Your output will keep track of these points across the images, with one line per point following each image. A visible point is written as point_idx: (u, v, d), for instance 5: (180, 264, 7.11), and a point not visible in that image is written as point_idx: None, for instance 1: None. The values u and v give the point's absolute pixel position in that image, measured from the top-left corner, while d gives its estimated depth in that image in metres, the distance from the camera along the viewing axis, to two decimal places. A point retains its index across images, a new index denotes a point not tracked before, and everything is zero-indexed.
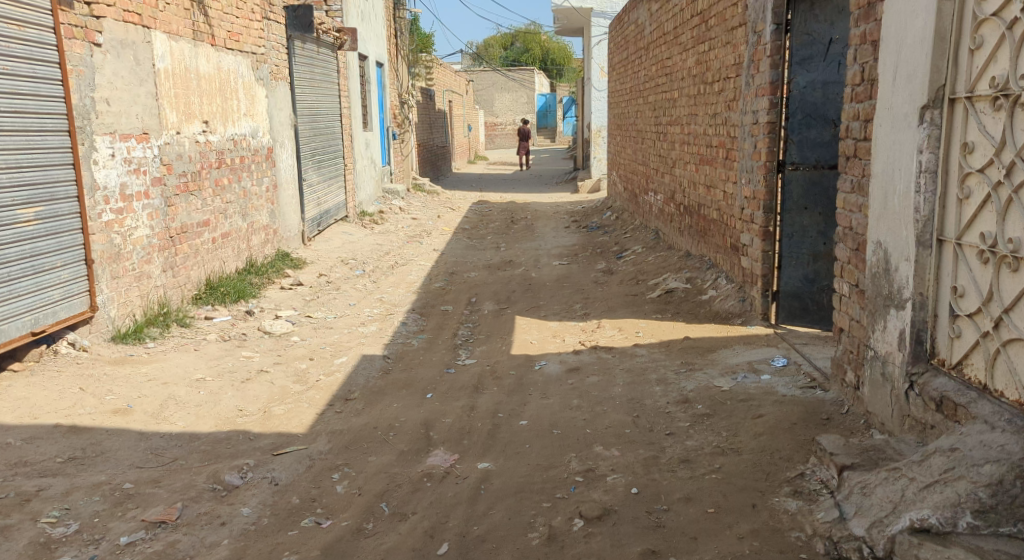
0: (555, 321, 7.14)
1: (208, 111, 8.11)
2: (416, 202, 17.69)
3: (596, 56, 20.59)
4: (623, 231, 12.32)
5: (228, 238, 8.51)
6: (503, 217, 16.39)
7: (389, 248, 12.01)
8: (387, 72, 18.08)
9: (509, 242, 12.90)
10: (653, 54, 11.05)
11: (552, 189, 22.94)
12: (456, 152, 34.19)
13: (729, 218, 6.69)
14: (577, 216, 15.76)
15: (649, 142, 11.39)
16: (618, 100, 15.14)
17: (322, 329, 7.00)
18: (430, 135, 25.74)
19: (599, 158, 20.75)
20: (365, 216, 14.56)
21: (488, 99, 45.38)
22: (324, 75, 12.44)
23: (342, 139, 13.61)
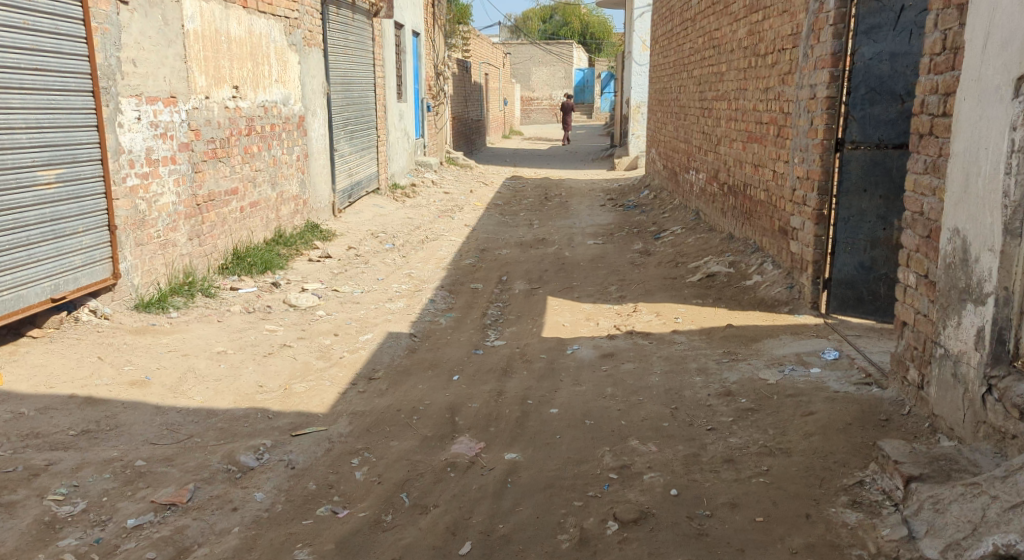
0: (589, 303, 6.87)
1: (237, 75, 7.89)
2: (449, 176, 17.45)
3: (637, 31, 20.13)
4: (660, 211, 12.01)
5: (257, 208, 8.33)
6: (536, 194, 16.09)
7: (420, 222, 11.78)
8: (423, 43, 17.79)
9: (542, 219, 12.62)
10: (701, 28, 10.75)
11: (587, 166, 22.57)
12: (491, 127, 33.83)
13: (779, 199, 6.48)
14: (613, 194, 15.43)
15: (692, 119, 11.11)
16: (660, 75, 14.77)
17: (349, 304, 6.78)
18: (465, 108, 25.44)
19: (638, 135, 20.35)
20: (396, 188, 14.35)
21: (524, 74, 44.88)
22: (359, 44, 12.20)
23: (376, 109, 13.38)
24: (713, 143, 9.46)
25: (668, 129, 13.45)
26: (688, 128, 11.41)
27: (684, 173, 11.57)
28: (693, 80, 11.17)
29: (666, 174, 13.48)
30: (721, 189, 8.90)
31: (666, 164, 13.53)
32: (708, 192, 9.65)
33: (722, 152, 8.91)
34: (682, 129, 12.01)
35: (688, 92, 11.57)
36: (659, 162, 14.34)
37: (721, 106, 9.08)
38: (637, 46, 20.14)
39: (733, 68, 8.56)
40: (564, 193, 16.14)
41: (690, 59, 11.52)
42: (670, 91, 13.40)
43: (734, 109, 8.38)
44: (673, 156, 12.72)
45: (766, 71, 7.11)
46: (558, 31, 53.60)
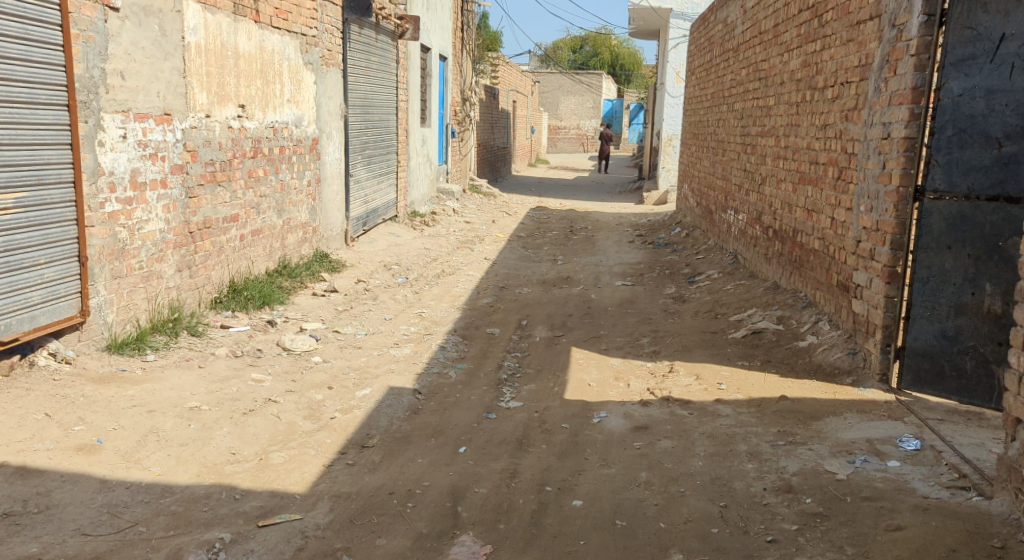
0: (618, 359, 6.08)
1: (243, 94, 6.96)
2: (471, 205, 16.78)
3: (672, 62, 19.49)
4: (694, 252, 11.24)
5: (259, 235, 7.43)
6: (562, 226, 15.36)
7: (438, 253, 11.06)
8: (450, 67, 17.17)
9: (567, 254, 11.86)
10: (744, 59, 10.10)
11: (614, 198, 21.85)
12: (516, 154, 33.19)
13: (839, 251, 5.81)
14: (642, 229, 14.69)
15: (731, 155, 10.43)
16: (696, 106, 14.12)
17: (352, 349, 5.96)
18: (491, 135, 24.84)
19: (668, 168, 19.64)
20: (415, 217, 13.68)
21: (552, 102, 44.34)
22: (382, 66, 11.49)
23: (398, 134, 12.74)
24: (756, 183, 8.78)
25: (703, 164, 12.81)
26: (726, 165, 10.76)
27: (721, 212, 10.89)
28: (734, 114, 10.52)
29: (699, 212, 12.79)
30: (765, 233, 8.20)
31: (699, 201, 12.85)
32: (749, 235, 8.98)
33: (767, 193, 8.25)
34: (718, 165, 11.35)
35: (727, 127, 10.90)
36: (692, 199, 13.63)
37: (767, 142, 8.41)
38: (671, 77, 19.49)
39: (783, 103, 7.92)
40: (591, 226, 15.41)
41: (730, 91, 10.88)
42: (706, 125, 12.77)
43: (784, 147, 7.71)
44: (708, 193, 12.01)
45: (825, 107, 6.46)
46: (587, 61, 53.13)
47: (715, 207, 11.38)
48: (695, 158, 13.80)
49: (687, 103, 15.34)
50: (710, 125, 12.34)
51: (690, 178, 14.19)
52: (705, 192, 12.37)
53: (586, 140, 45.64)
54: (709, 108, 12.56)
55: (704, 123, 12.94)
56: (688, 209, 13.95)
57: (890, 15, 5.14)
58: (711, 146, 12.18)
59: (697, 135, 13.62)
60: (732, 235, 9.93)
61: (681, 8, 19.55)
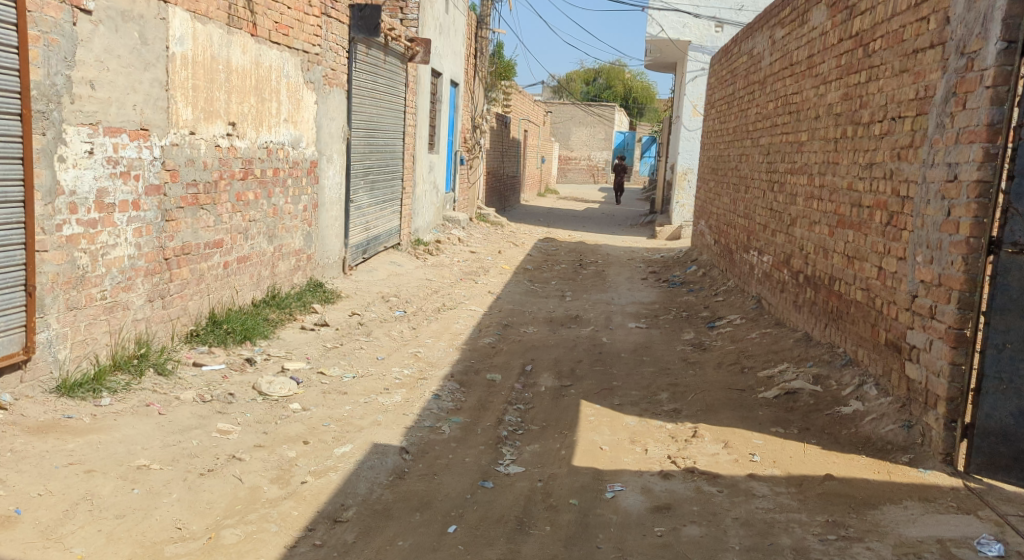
0: (634, 417, 5.40)
1: (235, 110, 6.22)
2: (478, 234, 16.15)
3: (689, 95, 18.92)
4: (712, 293, 10.58)
5: (246, 263, 6.63)
6: (571, 260, 14.71)
7: (441, 286, 10.40)
8: (461, 93, 16.61)
9: (577, 291, 11.19)
10: (772, 92, 9.52)
11: (624, 232, 21.20)
12: (526, 184, 32.62)
13: (889, 305, 5.19)
14: (655, 266, 14.02)
15: (755, 193, 9.82)
16: (715, 140, 13.53)
17: (337, 396, 5.23)
18: (501, 163, 24.26)
19: (682, 203, 18.99)
20: (418, 245, 13.07)
21: (564, 133, 43.88)
22: (389, 87, 10.84)
23: (404, 159, 12.15)
24: (784, 224, 8.16)
25: (721, 200, 12.19)
26: (749, 203, 10.15)
27: (742, 252, 10.26)
28: (759, 150, 9.92)
29: (716, 251, 12.15)
30: (795, 278, 7.56)
31: (717, 239, 12.23)
32: (775, 278, 8.35)
33: (797, 235, 7.62)
34: (740, 202, 10.74)
35: (751, 163, 10.28)
36: (709, 236, 12.99)
37: (799, 180, 7.80)
38: (688, 111, 18.92)
39: (817, 139, 7.31)
40: (602, 260, 14.74)
41: (755, 125, 10.29)
42: (726, 159, 12.18)
43: (818, 187, 7.09)
44: (728, 232, 11.37)
45: (870, 144, 5.86)
46: (601, 92, 52.75)
47: (735, 246, 10.76)
48: (713, 193, 13.18)
49: (705, 137, 14.76)
50: (732, 160, 11.73)
51: (707, 214, 13.56)
52: (724, 230, 11.74)
53: (597, 172, 45.12)
54: (730, 142, 11.97)
55: (724, 157, 12.35)
56: (704, 248, 13.29)
57: (957, 42, 4.58)
58: (731, 182, 11.59)
59: (716, 170, 13.02)
60: (755, 278, 9.30)
61: (701, 41, 18.96)
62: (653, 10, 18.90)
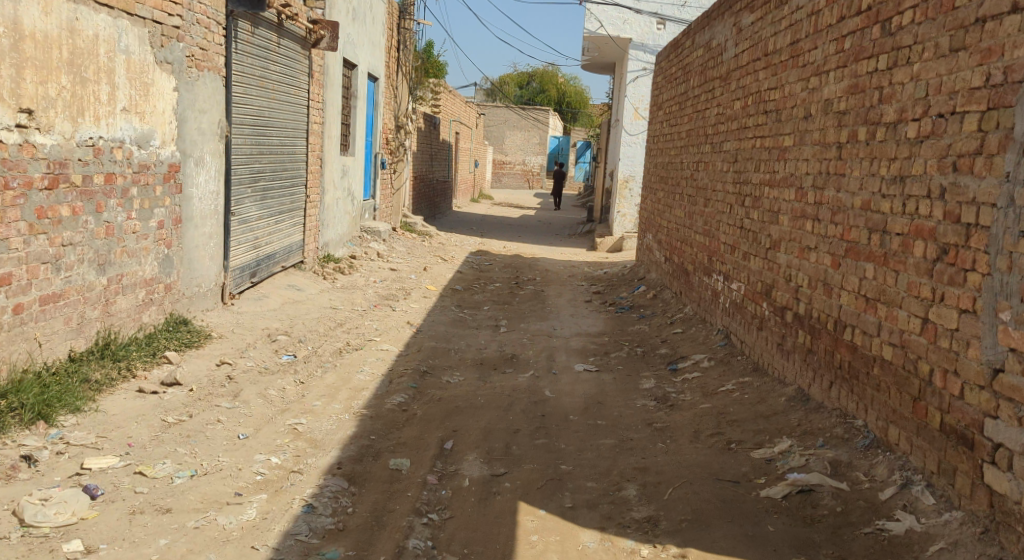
0: (593, 533, 3.91)
1: (32, 94, 4.51)
2: (401, 246, 14.53)
3: (630, 96, 17.49)
4: (666, 322, 9.12)
5: (58, 302, 4.86)
6: (505, 277, 13.17)
7: (350, 315, 8.75)
8: (382, 89, 15.08)
9: (512, 317, 9.65)
10: (735, 87, 8.06)
11: (562, 243, 19.74)
12: (458, 189, 31.04)
13: (946, 374, 3.71)
14: (598, 285, 12.54)
15: (718, 206, 8.35)
16: (664, 146, 12.07)
17: (151, 517, 3.62)
18: (429, 167, 22.67)
19: (624, 213, 17.60)
20: (329, 262, 11.46)
21: (498, 136, 42.41)
22: (284, 77, 9.09)
23: (308, 163, 10.49)
24: (761, 246, 6.70)
25: (674, 211, 10.72)
26: (709, 216, 8.68)
27: (701, 275, 8.78)
28: (720, 156, 8.44)
29: (668, 269, 10.68)
30: (780, 315, 6.07)
31: (669, 256, 10.75)
32: (748, 311, 6.88)
33: (781, 260, 6.14)
34: (697, 217, 9.29)
35: (711, 171, 8.80)
36: (659, 251, 11.54)
37: (781, 193, 6.32)
38: (629, 113, 17.47)
39: (806, 141, 5.84)
40: (539, 278, 13.25)
41: (714, 128, 8.85)
42: (679, 166, 10.71)
43: (811, 202, 5.61)
44: (683, 249, 9.89)
45: (895, 146, 4.38)
46: (535, 96, 51.44)
47: (692, 266, 9.30)
48: (663, 203, 11.71)
49: (652, 141, 13.30)
50: (686, 166, 10.26)
51: (656, 227, 12.10)
52: (677, 246, 10.27)
53: (532, 176, 43.76)
54: (683, 146, 10.50)
55: (676, 163, 10.87)
56: (654, 265, 11.81)
57: None
58: (685, 192, 10.12)
59: (666, 179, 11.57)
60: (720, 308, 7.83)
61: (643, 39, 17.54)
62: (591, 4, 17.41)
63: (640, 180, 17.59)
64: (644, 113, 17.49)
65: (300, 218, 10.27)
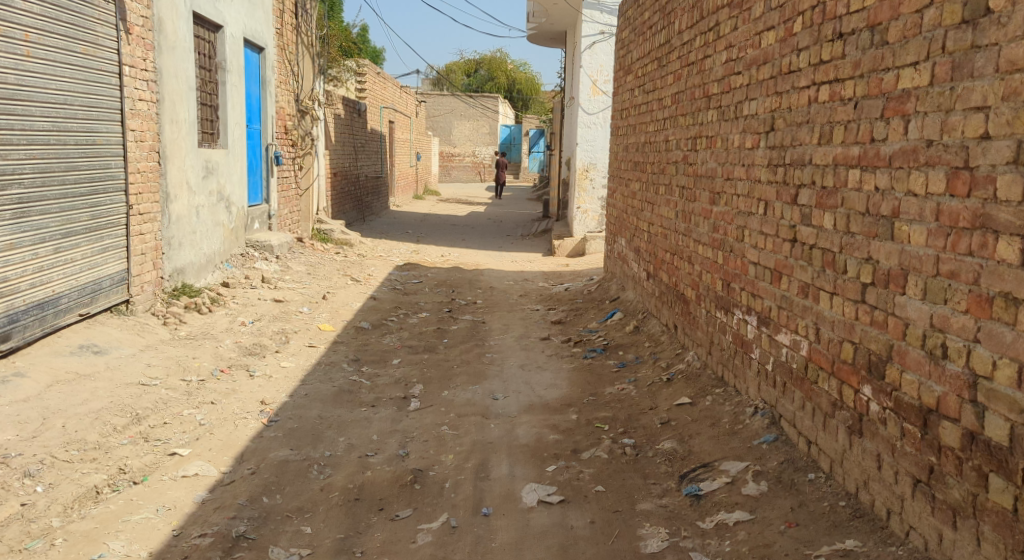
0: None
1: None
2: (302, 263, 11.35)
3: (585, 67, 14.41)
4: (659, 379, 6.05)
5: None
6: (435, 302, 10.05)
7: (169, 399, 5.64)
8: (271, 63, 12.04)
9: (432, 376, 6.56)
10: (763, 11, 5.02)
11: (513, 246, 16.63)
12: (398, 185, 27.87)
13: None
14: (557, 308, 9.48)
15: (739, 204, 5.27)
16: (638, 119, 9.00)
17: None
18: (356, 163, 19.46)
19: (585, 208, 14.58)
20: (180, 296, 8.23)
21: (443, 127, 39.24)
22: (46, 25, 6.28)
23: (124, 158, 7.40)
24: (847, 278, 3.63)
25: (659, 205, 7.62)
26: (723, 219, 5.61)
27: (715, 309, 5.70)
28: (739, 124, 5.37)
29: (655, 293, 7.61)
30: (925, 426, 3.07)
31: (655, 274, 7.68)
32: (825, 395, 3.78)
33: (912, 313, 3.13)
34: (699, 220, 6.23)
35: (721, 151, 5.73)
36: (638, 263, 8.48)
37: (894, 178, 3.29)
38: (586, 88, 14.42)
39: (967, 69, 2.92)
40: (480, 300, 10.14)
41: (722, 85, 5.78)
42: (662, 145, 7.64)
43: (1007, 196, 2.75)
44: (680, 264, 6.77)
45: None
46: (482, 83, 48.29)
47: (697, 292, 6.23)
48: (640, 198, 8.62)
49: (619, 119, 10.23)
50: (674, 144, 7.17)
51: (631, 229, 9.02)
52: (668, 259, 7.20)
53: (483, 169, 40.65)
54: (668, 119, 7.44)
55: (659, 144, 7.80)
56: (632, 282, 8.73)
57: None
58: (676, 180, 7.04)
59: (643, 168, 8.52)
60: (757, 373, 4.77)
61: None
62: None
63: (603, 168, 14.54)
64: (604, 88, 14.44)
65: (97, 239, 6.97)
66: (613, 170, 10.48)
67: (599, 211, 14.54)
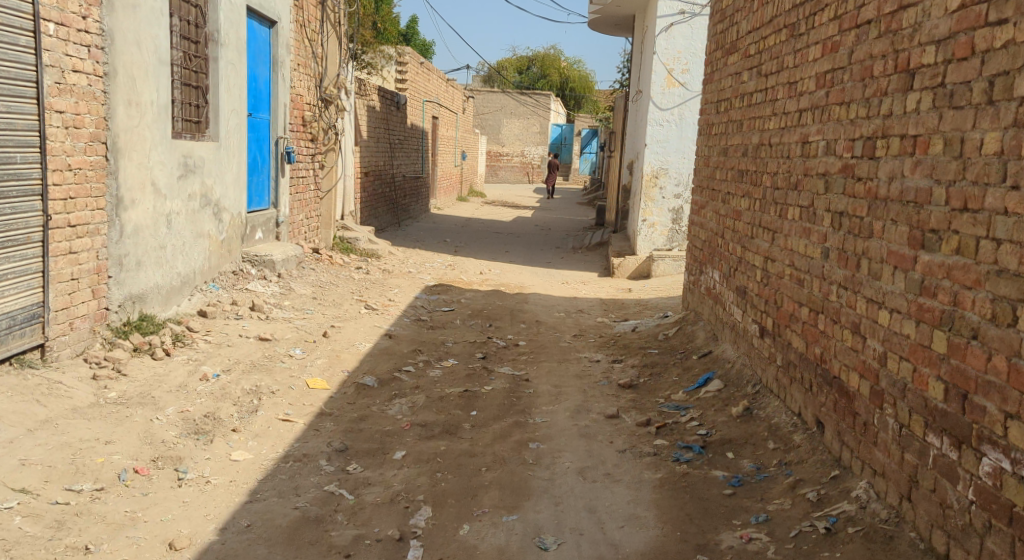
0: None
1: None
2: (311, 280, 9.14)
3: (660, 53, 11.97)
4: (811, 528, 3.74)
5: None
6: (468, 342, 7.81)
7: (17, 540, 3.45)
8: (288, 40, 9.72)
9: (450, 487, 4.30)
10: None
11: (565, 262, 14.34)
12: (439, 186, 25.78)
13: None
14: (627, 361, 7.18)
15: (1007, 262, 2.97)
16: (750, 116, 6.65)
17: None
18: (391, 162, 17.33)
19: (652, 222, 12.21)
20: (124, 336, 5.83)
21: (492, 125, 37.09)
22: None
23: (39, 154, 5.13)
24: None
25: (799, 237, 5.18)
26: (951, 278, 3.27)
27: (929, 433, 3.34)
28: (1005, 117, 3.05)
29: (788, 364, 5.19)
30: None
31: (786, 335, 5.29)
32: None
33: None
34: (887, 271, 3.86)
35: (982, 163, 3.18)
36: (751, 313, 6.11)
37: None
38: (659, 79, 11.99)
39: None
40: (526, 343, 7.88)
41: (950, 52, 3.43)
42: (804, 149, 5.27)
43: None
44: (840, 332, 4.38)
45: None
46: (534, 80, 46.00)
47: (882, 389, 3.83)
48: (754, 221, 6.24)
49: (715, 114, 7.84)
50: (830, 150, 4.79)
51: (737, 260, 6.65)
52: (813, 319, 4.80)
53: (532, 170, 38.47)
54: (818, 112, 5.06)
55: (801, 146, 5.31)
56: (739, 335, 6.32)
57: None
58: (833, 205, 4.65)
59: (762, 181, 6.15)
60: None
61: None
62: None
63: (675, 175, 12.11)
64: (682, 79, 11.99)
65: None
66: (701, 178, 8.12)
67: (669, 224, 12.15)
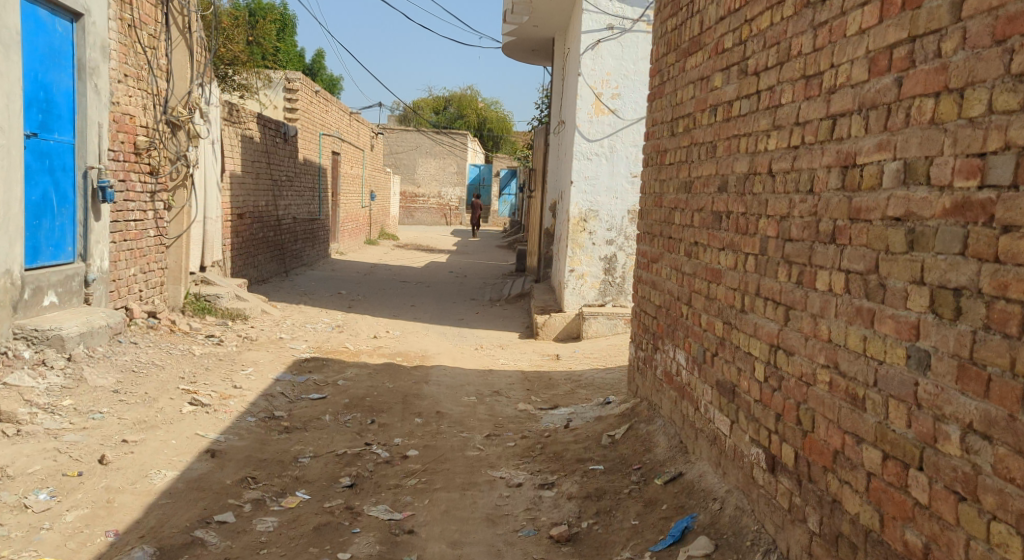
0: None
1: None
2: (124, 363, 6.75)
3: (586, 74, 9.65)
4: None
5: None
6: (330, 452, 5.47)
7: None
8: (104, 44, 7.79)
9: None
10: None
11: (479, 318, 12.07)
12: (343, 230, 23.33)
13: None
14: (562, 483, 4.87)
15: None
16: (711, 131, 4.46)
17: None
18: (274, 202, 14.97)
19: (581, 273, 10.00)
20: None
21: (406, 165, 34.92)
22: None
23: None
24: None
25: (855, 323, 3.01)
26: None
27: None
28: None
29: (841, 539, 3.05)
30: None
31: (829, 485, 3.17)
32: None
33: None
34: None
35: None
36: (746, 426, 3.85)
37: None
38: (585, 105, 9.68)
39: None
40: (416, 452, 5.57)
41: None
42: (853, 175, 3.10)
43: None
44: (1013, 531, 2.35)
45: None
46: (451, 120, 44.06)
47: None
48: (743, 287, 3.98)
49: (669, 113, 5.50)
50: (918, 175, 2.72)
51: (714, 344, 4.31)
52: (901, 477, 2.73)
53: (449, 212, 36.22)
54: (882, 112, 2.92)
55: (846, 172, 3.14)
56: (728, 458, 4.07)
57: None
58: (939, 273, 2.60)
59: (758, 228, 3.79)
60: None
61: None
62: None
63: (607, 219, 9.88)
64: (612, 105, 9.70)
65: None
66: (648, 215, 5.92)
67: (600, 276, 9.95)
